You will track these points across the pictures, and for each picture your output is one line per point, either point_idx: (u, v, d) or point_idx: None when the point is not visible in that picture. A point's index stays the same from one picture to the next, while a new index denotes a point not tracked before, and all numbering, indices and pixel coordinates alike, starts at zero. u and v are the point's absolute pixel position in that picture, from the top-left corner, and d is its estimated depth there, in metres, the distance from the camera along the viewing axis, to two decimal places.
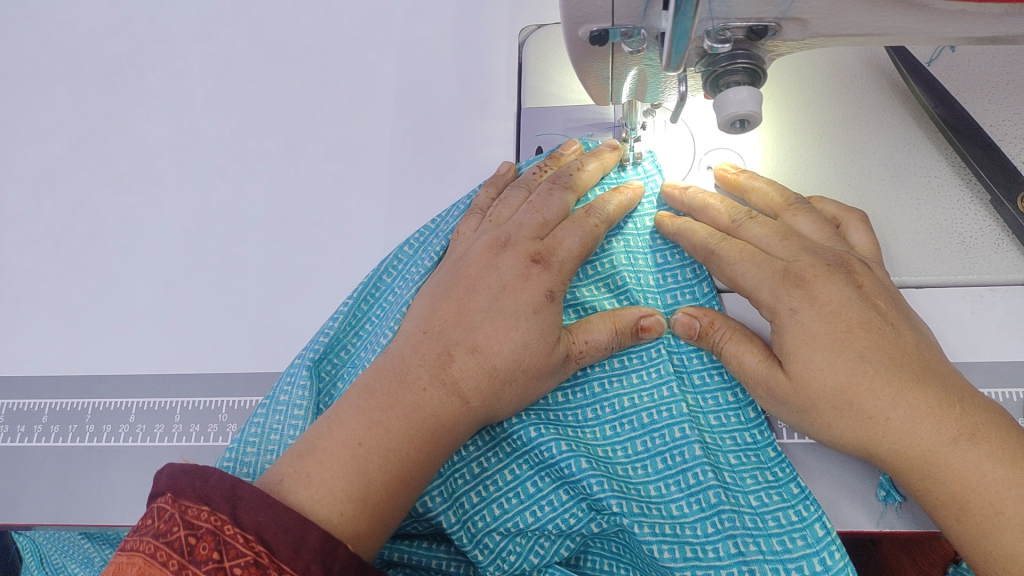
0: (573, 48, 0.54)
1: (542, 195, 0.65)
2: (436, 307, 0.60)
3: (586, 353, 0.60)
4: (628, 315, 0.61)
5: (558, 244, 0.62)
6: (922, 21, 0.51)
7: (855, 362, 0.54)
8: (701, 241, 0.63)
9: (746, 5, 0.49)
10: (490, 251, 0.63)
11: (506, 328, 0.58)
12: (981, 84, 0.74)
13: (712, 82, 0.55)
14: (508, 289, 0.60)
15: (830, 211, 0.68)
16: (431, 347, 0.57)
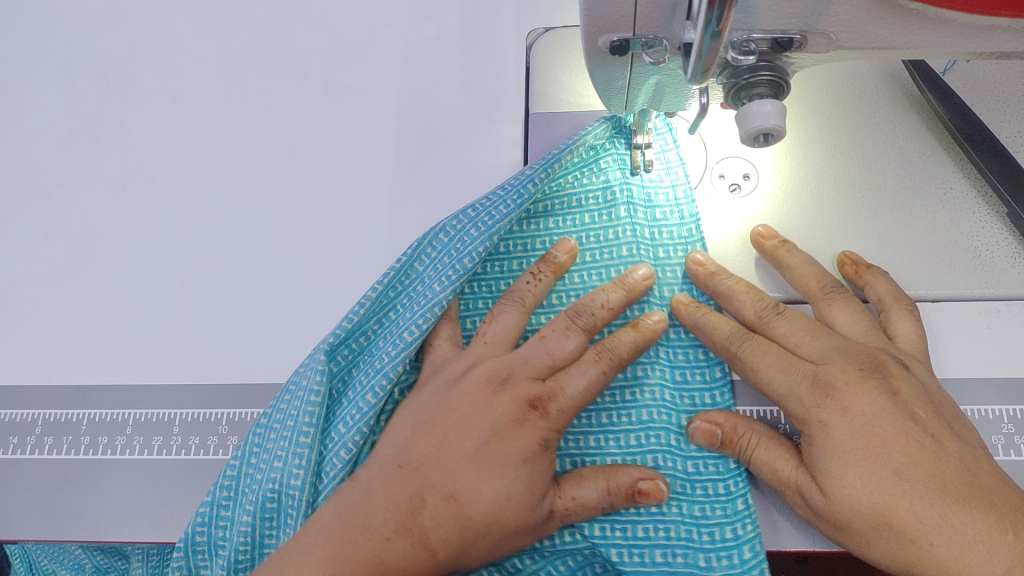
0: (590, 59, 0.53)
1: (556, 333, 0.60)
2: (418, 435, 0.60)
3: (573, 509, 0.58)
4: (623, 477, 0.57)
5: (559, 389, 0.59)
6: (951, 36, 0.49)
7: (894, 482, 0.52)
8: (722, 341, 0.60)
9: (773, 18, 0.47)
10: (487, 385, 0.60)
11: (489, 476, 0.57)
12: (996, 96, 0.74)
13: (734, 94, 0.53)
14: (498, 434, 0.58)
15: (880, 291, 0.66)
16: (403, 488, 0.57)
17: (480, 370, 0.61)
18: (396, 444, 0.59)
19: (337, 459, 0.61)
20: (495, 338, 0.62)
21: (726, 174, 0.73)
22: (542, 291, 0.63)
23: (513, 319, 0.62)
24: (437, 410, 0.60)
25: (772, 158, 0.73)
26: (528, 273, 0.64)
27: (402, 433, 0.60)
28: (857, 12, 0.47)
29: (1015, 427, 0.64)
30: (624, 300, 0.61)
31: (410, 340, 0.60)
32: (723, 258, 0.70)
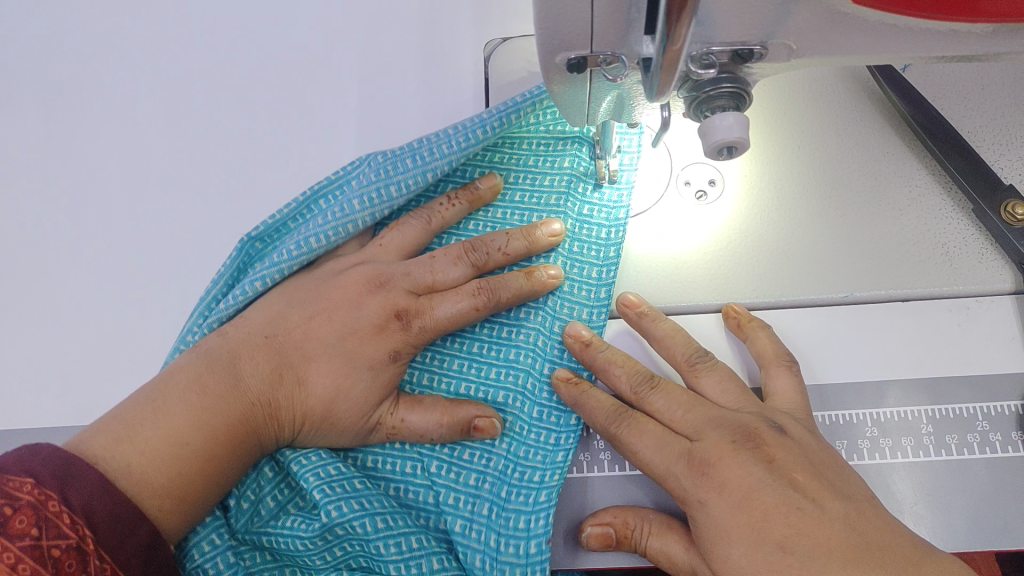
0: (548, 76, 0.51)
1: (445, 257, 0.65)
2: (290, 310, 0.64)
3: (400, 430, 0.62)
4: (461, 412, 0.61)
5: (428, 308, 0.63)
6: (912, 42, 0.49)
7: (777, 556, 0.50)
8: (601, 422, 0.59)
9: (733, 30, 0.46)
10: (364, 286, 0.65)
11: (338, 374, 0.62)
12: (956, 92, 0.74)
13: (696, 107, 0.52)
14: (357, 335, 0.63)
15: (762, 345, 0.64)
16: (266, 359, 0.62)
17: (361, 269, 0.66)
18: (268, 315, 0.64)
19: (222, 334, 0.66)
20: (391, 244, 0.67)
21: (691, 181, 0.72)
22: (450, 215, 0.67)
23: (411, 231, 0.67)
24: (316, 294, 0.65)
25: (736, 163, 0.73)
26: (445, 196, 0.68)
27: (276, 306, 0.65)
28: (816, 22, 0.46)
29: (990, 424, 0.64)
30: (522, 250, 0.65)
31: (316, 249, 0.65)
32: (692, 266, 0.69)
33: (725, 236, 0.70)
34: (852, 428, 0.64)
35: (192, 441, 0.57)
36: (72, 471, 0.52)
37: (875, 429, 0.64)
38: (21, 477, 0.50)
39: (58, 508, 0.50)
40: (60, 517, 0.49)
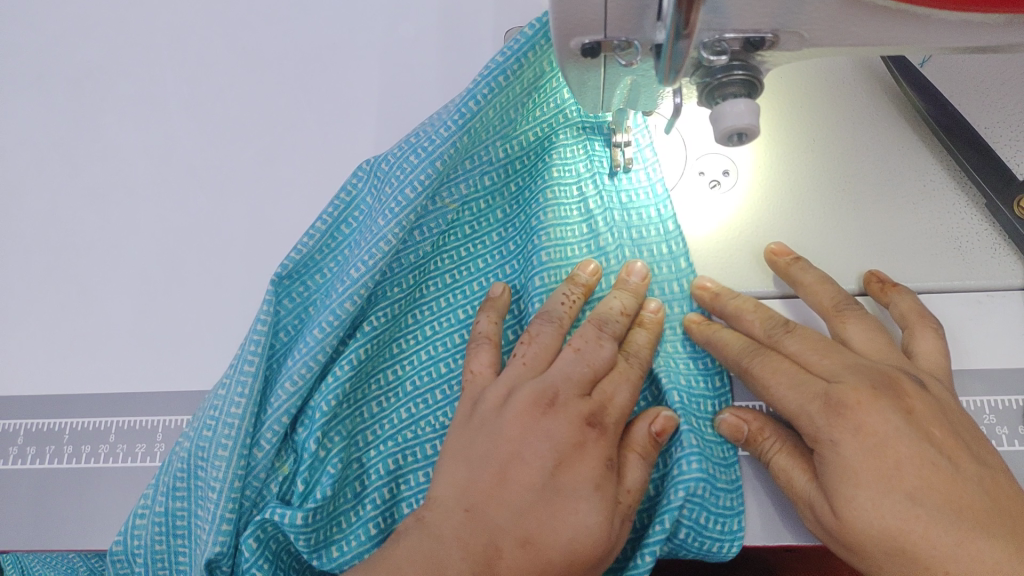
0: (562, 61, 0.52)
1: (592, 344, 0.61)
2: (477, 473, 0.58)
3: (633, 503, 0.59)
4: (640, 436, 0.60)
5: (608, 401, 0.60)
6: (925, 33, 0.49)
7: (907, 505, 0.53)
8: (732, 356, 0.62)
9: (743, 17, 0.47)
10: (534, 411, 0.59)
11: (537, 488, 0.57)
12: (973, 87, 0.74)
13: (708, 94, 0.52)
14: (563, 462, 0.58)
15: (904, 307, 0.64)
16: (476, 538, 0.56)
17: (521, 394, 0.60)
18: (455, 486, 0.58)
19: (284, 390, 0.63)
20: (536, 359, 0.61)
21: (706, 171, 0.73)
22: (575, 313, 0.63)
23: (551, 339, 0.61)
24: (488, 443, 0.59)
25: (752, 153, 0.73)
26: (563, 296, 0.63)
27: (460, 476, 0.58)
28: (828, 10, 0.47)
29: (998, 418, 0.64)
30: (634, 304, 0.64)
31: (360, 274, 0.62)
32: (707, 255, 0.70)
33: (737, 227, 0.71)
34: None
35: None
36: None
37: None
38: None
39: None
40: None
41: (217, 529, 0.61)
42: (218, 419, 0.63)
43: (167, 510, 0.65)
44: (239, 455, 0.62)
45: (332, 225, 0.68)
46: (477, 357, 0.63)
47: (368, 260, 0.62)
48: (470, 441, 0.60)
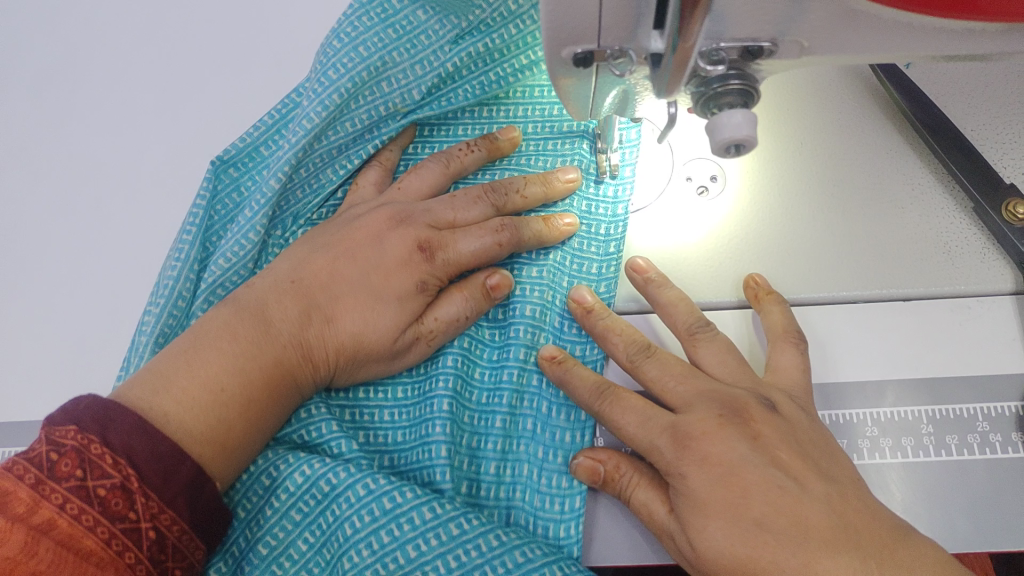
0: (553, 70, 0.50)
1: (466, 198, 0.67)
2: (313, 257, 0.66)
3: (436, 331, 0.64)
4: (475, 282, 0.65)
5: (449, 241, 0.66)
6: (925, 39, 0.48)
7: (754, 532, 0.50)
8: (584, 397, 0.59)
9: (742, 25, 0.46)
10: (386, 222, 0.67)
11: (370, 313, 0.64)
12: (959, 90, 0.74)
13: (703, 105, 0.50)
14: (385, 272, 0.65)
15: (774, 318, 0.64)
16: (292, 304, 0.63)
17: (384, 211, 0.68)
18: (294, 261, 0.65)
19: (217, 268, 0.66)
20: (410, 184, 0.70)
21: (693, 177, 0.72)
22: (468, 161, 0.70)
23: (431, 175, 0.70)
24: (337, 236, 0.67)
25: (740, 159, 0.72)
26: (464, 143, 0.71)
27: (298, 255, 0.66)
28: (827, 17, 0.46)
29: (991, 425, 0.63)
30: (540, 195, 0.68)
31: (294, 143, 0.67)
32: (695, 263, 0.68)
33: (726, 233, 0.69)
34: (853, 428, 0.64)
35: (227, 387, 0.57)
36: (112, 414, 0.52)
37: (876, 429, 0.64)
38: (67, 426, 0.50)
39: (100, 450, 0.50)
40: (100, 459, 0.50)
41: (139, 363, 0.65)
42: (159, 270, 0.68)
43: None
44: (168, 314, 0.66)
45: (277, 122, 0.73)
46: (367, 173, 0.72)
47: (297, 134, 0.67)
48: (325, 232, 0.68)
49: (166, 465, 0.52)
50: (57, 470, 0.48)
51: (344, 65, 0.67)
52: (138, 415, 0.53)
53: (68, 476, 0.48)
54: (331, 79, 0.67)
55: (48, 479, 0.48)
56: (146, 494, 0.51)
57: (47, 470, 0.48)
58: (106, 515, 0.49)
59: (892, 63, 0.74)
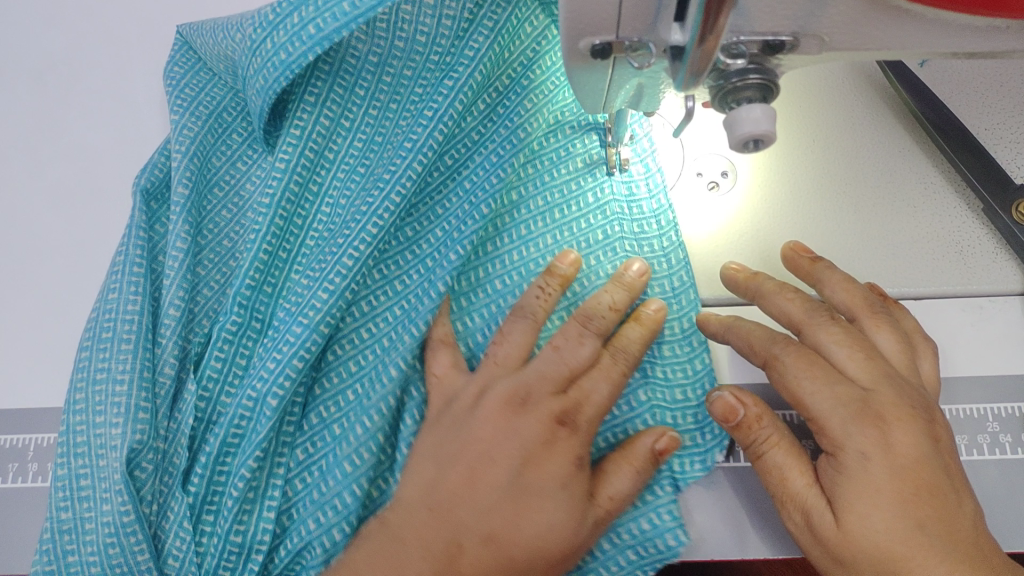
0: (569, 62, 0.50)
1: (570, 341, 0.60)
2: (444, 444, 0.59)
3: (614, 508, 0.58)
4: (641, 446, 0.59)
5: (584, 399, 0.59)
6: (949, 36, 0.47)
7: (914, 532, 0.52)
8: (761, 344, 0.60)
9: (762, 20, 0.45)
10: (508, 406, 0.59)
11: (537, 508, 0.57)
12: (970, 88, 0.73)
13: (721, 99, 0.50)
14: (530, 461, 0.58)
15: (908, 324, 0.63)
16: (439, 538, 0.57)
17: (496, 392, 0.60)
18: (421, 484, 0.59)
19: (168, 317, 0.65)
20: (505, 358, 0.61)
21: (704, 172, 0.71)
22: (551, 304, 0.62)
23: (520, 336, 0.61)
24: (457, 444, 0.60)
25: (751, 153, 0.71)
26: (536, 286, 0.62)
27: (427, 447, 0.60)
28: (851, 13, 0.45)
29: (1001, 425, 0.63)
30: (627, 300, 0.62)
31: (181, 161, 0.70)
32: (705, 259, 0.68)
33: (737, 229, 0.69)
34: None
35: (515, 559, 0.57)
36: None
37: None
38: None
39: None
40: None
41: (135, 417, 0.61)
42: (115, 317, 0.64)
43: (70, 472, 0.62)
44: (138, 387, 0.62)
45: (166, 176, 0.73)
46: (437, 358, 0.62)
47: (176, 152, 0.70)
48: (440, 419, 0.61)
49: None
50: None
51: (190, 91, 0.74)
52: None
53: None
54: (188, 96, 0.74)
55: None
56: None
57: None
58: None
59: (899, 61, 0.73)
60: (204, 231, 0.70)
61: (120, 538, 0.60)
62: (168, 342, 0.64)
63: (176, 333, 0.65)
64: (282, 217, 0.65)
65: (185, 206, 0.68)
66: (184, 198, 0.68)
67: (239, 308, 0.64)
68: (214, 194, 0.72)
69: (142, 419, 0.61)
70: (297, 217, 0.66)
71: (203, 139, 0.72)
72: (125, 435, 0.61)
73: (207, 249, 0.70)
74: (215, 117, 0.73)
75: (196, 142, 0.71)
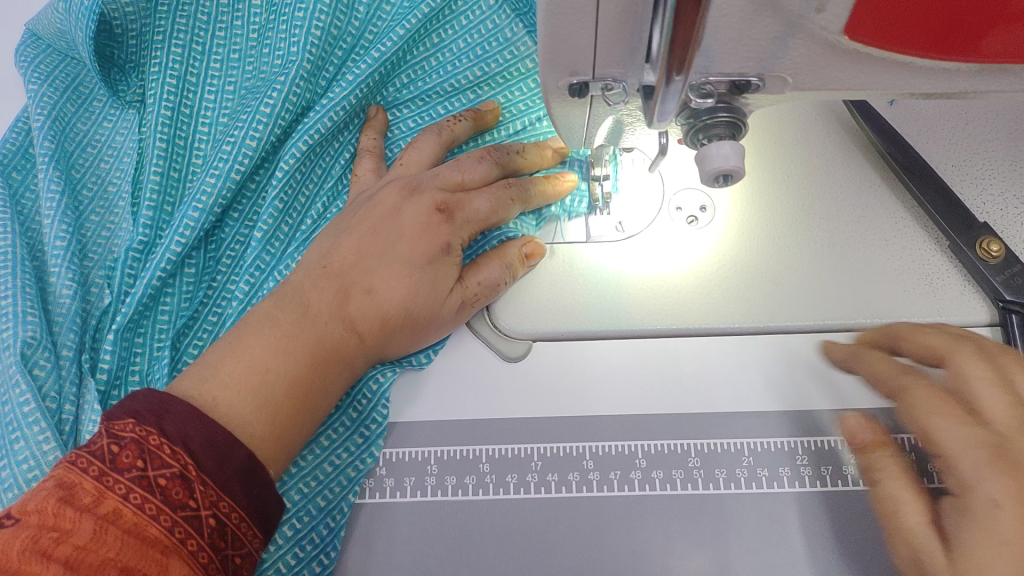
0: (548, 98, 0.53)
1: (470, 159, 0.71)
2: (336, 241, 0.68)
3: (480, 294, 0.68)
4: (511, 251, 0.69)
5: (466, 202, 0.69)
6: (905, 78, 0.50)
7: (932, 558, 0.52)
8: None
9: (727, 62, 0.48)
10: (399, 193, 0.70)
11: (402, 273, 0.66)
12: (939, 127, 0.76)
13: (693, 135, 0.53)
14: (409, 235, 0.67)
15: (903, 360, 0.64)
16: (329, 282, 0.65)
17: (391, 185, 0.71)
18: (320, 250, 0.68)
19: (57, 252, 0.71)
20: (413, 161, 0.73)
21: (683, 207, 0.75)
22: (461, 130, 0.75)
23: (430, 146, 0.74)
24: (355, 216, 0.70)
25: (728, 190, 0.75)
26: (451, 116, 0.76)
27: (324, 242, 0.69)
28: (811, 56, 0.48)
29: None
30: (537, 158, 0.74)
31: (41, 121, 0.76)
32: (685, 289, 0.71)
33: (715, 262, 0.72)
34: (841, 453, 0.64)
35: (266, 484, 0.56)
36: (165, 404, 0.53)
37: None
38: (123, 419, 0.51)
39: (158, 441, 0.50)
40: (159, 449, 0.50)
41: (25, 319, 0.66)
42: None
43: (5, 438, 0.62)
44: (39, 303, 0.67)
45: (18, 150, 0.77)
46: (362, 164, 0.77)
47: (36, 116, 0.76)
48: (348, 217, 0.70)
49: (221, 451, 0.53)
50: (118, 462, 0.48)
51: (42, 65, 0.80)
52: (190, 405, 0.54)
53: (131, 467, 0.48)
54: (43, 70, 0.79)
55: (110, 470, 0.48)
56: (204, 483, 0.51)
57: (109, 462, 0.48)
58: (169, 504, 0.49)
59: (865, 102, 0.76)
60: (85, 187, 0.77)
61: (25, 432, 0.62)
62: (61, 271, 0.70)
63: (67, 261, 0.70)
64: (163, 140, 0.76)
65: (54, 157, 0.74)
66: (51, 149, 0.74)
67: (142, 231, 0.73)
68: (88, 153, 0.78)
69: (32, 322, 0.66)
70: (176, 139, 0.78)
71: (62, 107, 0.78)
72: (17, 334, 0.65)
73: (91, 202, 0.76)
74: (71, 90, 0.79)
75: (56, 108, 0.77)
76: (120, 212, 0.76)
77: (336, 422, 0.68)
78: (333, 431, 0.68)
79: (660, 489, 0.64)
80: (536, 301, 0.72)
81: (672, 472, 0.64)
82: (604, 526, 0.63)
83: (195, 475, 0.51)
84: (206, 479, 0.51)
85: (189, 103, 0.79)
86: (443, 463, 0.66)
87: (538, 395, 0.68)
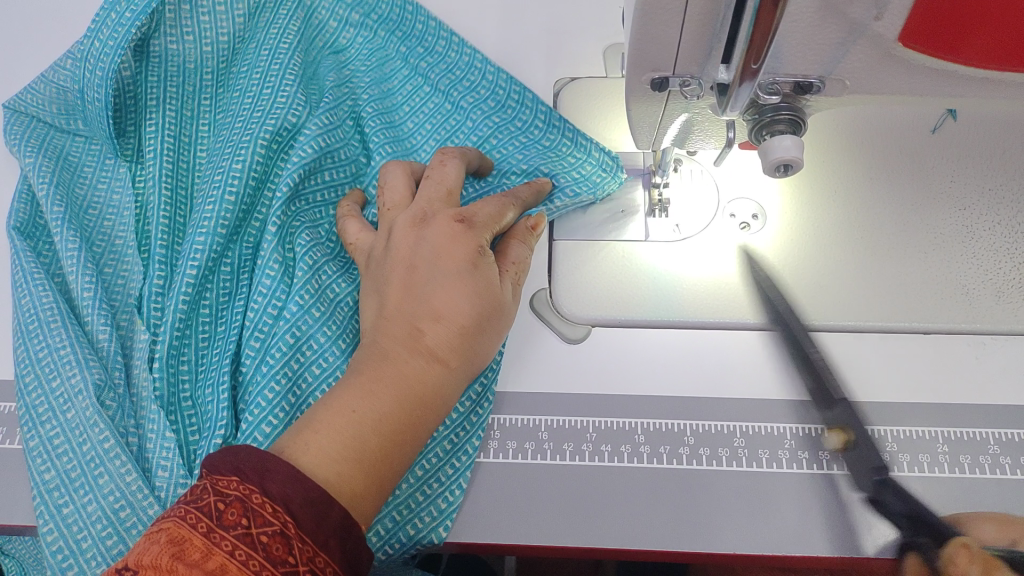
0: (631, 92, 0.60)
1: (438, 172, 0.75)
2: (387, 293, 0.68)
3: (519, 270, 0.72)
4: (520, 229, 0.75)
5: (475, 209, 0.72)
6: (950, 86, 0.57)
7: None
8: None
9: (794, 64, 0.55)
10: (413, 228, 0.71)
11: (455, 289, 0.66)
12: (977, 152, 0.83)
13: (757, 132, 0.60)
14: (442, 251, 0.68)
15: None
16: (397, 327, 0.65)
17: (401, 229, 0.72)
18: (374, 314, 0.68)
19: (87, 307, 0.73)
20: (402, 205, 0.75)
21: (736, 214, 0.81)
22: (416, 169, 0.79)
23: (406, 186, 0.77)
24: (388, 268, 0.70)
25: (778, 201, 0.81)
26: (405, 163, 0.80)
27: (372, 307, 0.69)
28: (867, 63, 0.55)
29: (1002, 448, 0.69)
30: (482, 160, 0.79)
31: (50, 185, 0.79)
32: (735, 287, 0.77)
33: (765, 263, 0.78)
34: (876, 442, 0.70)
35: None
36: (268, 463, 0.54)
37: (896, 445, 0.70)
38: (228, 476, 0.53)
39: (260, 499, 0.52)
40: (261, 507, 0.51)
41: (87, 367, 0.70)
42: (41, 337, 0.72)
43: (91, 483, 0.66)
44: (85, 359, 0.70)
45: (30, 218, 0.80)
46: (351, 230, 0.76)
47: (41, 184, 0.79)
48: (380, 268, 0.71)
49: (320, 508, 0.53)
50: (225, 519, 0.50)
51: (32, 139, 0.83)
52: (293, 466, 0.55)
53: (235, 524, 0.50)
54: (33, 145, 0.82)
55: (216, 527, 0.50)
56: (302, 539, 0.51)
57: (216, 519, 0.50)
58: (270, 560, 0.50)
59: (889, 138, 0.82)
60: (95, 243, 0.79)
61: (108, 468, 0.66)
62: (92, 317, 0.73)
63: (97, 309, 0.74)
64: (168, 189, 0.81)
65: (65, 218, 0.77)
66: (61, 213, 0.77)
67: (158, 275, 0.76)
68: (90, 215, 0.81)
69: (94, 367, 0.70)
70: (180, 189, 0.82)
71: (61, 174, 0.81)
72: (86, 379, 0.69)
73: (104, 255, 0.79)
74: (62, 159, 0.83)
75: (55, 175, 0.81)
76: (132, 259, 0.79)
77: (429, 452, 0.71)
78: (426, 460, 0.70)
79: (709, 465, 0.69)
80: (598, 292, 0.78)
81: (720, 450, 0.70)
82: (653, 494, 0.68)
83: (293, 533, 0.51)
84: (304, 537, 0.51)
85: (186, 157, 0.84)
86: (508, 429, 0.72)
87: (597, 374, 0.75)
